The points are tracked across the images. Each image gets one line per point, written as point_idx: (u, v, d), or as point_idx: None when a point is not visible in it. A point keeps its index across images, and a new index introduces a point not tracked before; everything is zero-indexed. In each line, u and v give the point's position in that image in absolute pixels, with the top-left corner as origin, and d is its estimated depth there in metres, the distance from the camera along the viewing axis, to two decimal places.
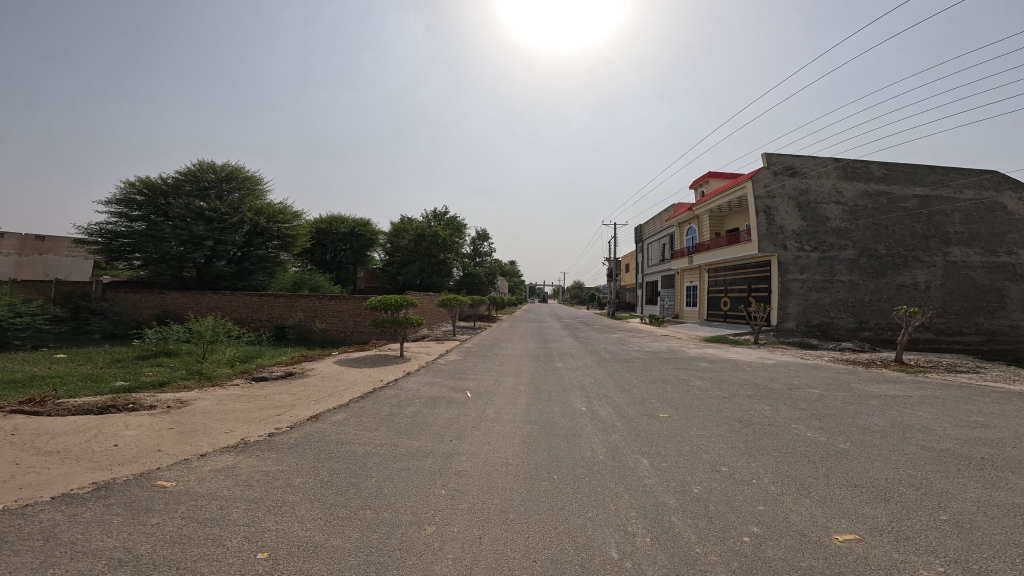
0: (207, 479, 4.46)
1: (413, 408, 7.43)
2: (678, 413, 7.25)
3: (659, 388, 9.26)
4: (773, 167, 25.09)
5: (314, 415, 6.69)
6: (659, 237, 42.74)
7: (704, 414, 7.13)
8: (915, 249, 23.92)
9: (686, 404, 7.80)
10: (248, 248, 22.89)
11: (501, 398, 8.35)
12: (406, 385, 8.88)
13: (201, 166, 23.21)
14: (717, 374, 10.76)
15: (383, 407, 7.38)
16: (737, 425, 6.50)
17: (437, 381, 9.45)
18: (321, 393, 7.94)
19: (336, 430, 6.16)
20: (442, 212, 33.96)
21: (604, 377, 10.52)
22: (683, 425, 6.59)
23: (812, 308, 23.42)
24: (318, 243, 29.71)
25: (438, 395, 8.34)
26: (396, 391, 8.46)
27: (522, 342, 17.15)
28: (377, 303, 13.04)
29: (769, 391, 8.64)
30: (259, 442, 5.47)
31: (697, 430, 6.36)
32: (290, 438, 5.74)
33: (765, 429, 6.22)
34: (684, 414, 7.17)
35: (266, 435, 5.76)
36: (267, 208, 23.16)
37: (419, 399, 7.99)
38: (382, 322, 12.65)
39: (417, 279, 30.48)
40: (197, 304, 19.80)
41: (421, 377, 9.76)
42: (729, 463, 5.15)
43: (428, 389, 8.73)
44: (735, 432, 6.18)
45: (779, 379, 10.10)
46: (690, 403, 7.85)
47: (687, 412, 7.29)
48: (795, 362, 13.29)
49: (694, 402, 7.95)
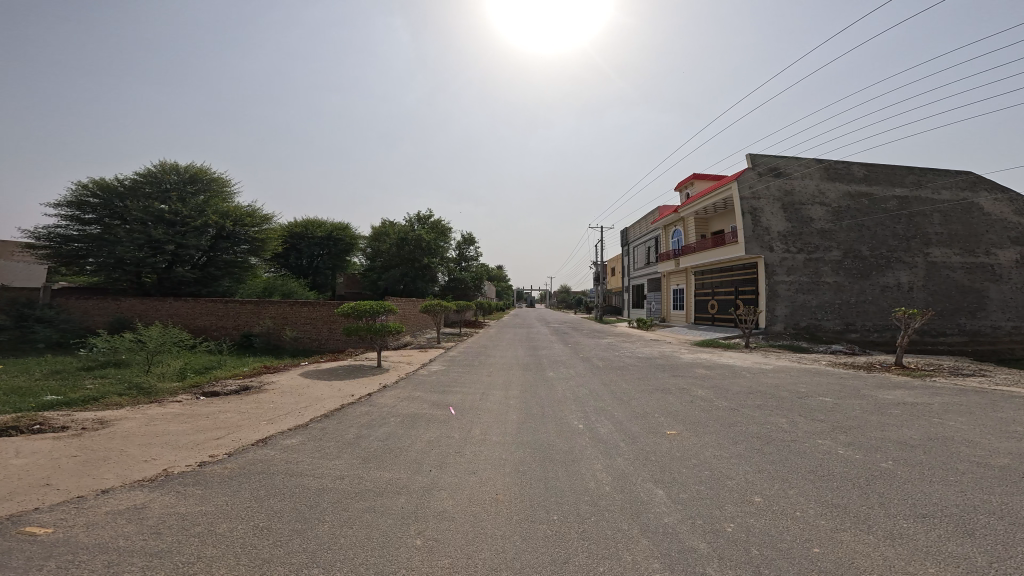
0: (97, 523, 3.46)
1: (386, 429, 6.44)
2: (687, 429, 6.47)
3: (661, 398, 8.53)
4: (758, 168, 25.01)
5: (262, 439, 5.63)
6: (645, 240, 42.52)
7: (716, 430, 6.35)
8: (897, 250, 24.08)
9: (693, 417, 7.04)
10: (213, 253, 21.43)
11: (489, 414, 7.43)
12: (379, 401, 7.85)
13: (162, 166, 21.70)
14: (720, 381, 10.06)
15: (350, 428, 6.37)
16: (757, 442, 5.73)
17: (414, 395, 8.46)
18: (277, 411, 6.86)
19: (287, 457, 5.14)
20: (425, 215, 32.80)
21: (600, 387, 9.73)
22: (696, 445, 5.79)
23: (800, 310, 23.25)
24: (292, 247, 28.31)
25: (415, 412, 7.36)
26: (367, 408, 7.43)
27: (509, 350, 16.28)
28: (349, 308, 11.78)
29: (779, 400, 7.97)
30: (183, 474, 4.42)
31: (713, 450, 5.57)
32: (225, 468, 4.69)
33: (790, 447, 5.47)
34: (694, 430, 6.40)
35: (195, 465, 4.70)
36: (234, 210, 21.74)
37: (393, 417, 7.00)
38: (355, 329, 11.52)
39: (399, 284, 29.24)
40: (156, 312, 18.28)
41: (397, 390, 8.75)
42: (761, 492, 4.37)
43: (405, 405, 7.75)
44: (756, 451, 5.41)
45: (786, 385, 9.47)
46: (698, 416, 7.09)
47: (697, 427, 6.51)
48: (795, 366, 12.78)
49: (702, 415, 7.18)
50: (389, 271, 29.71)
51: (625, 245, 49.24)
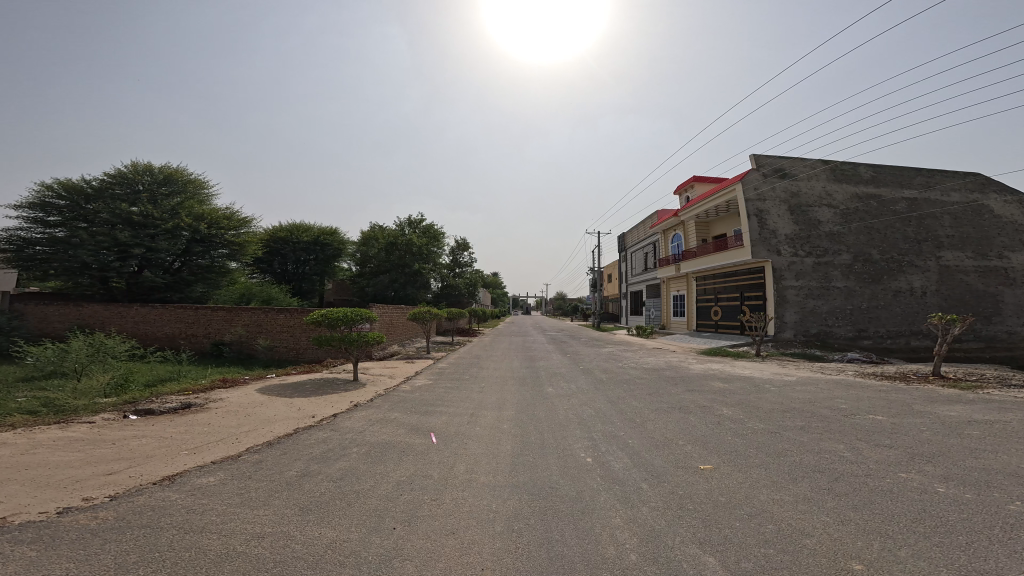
0: None
1: (346, 464, 5.13)
2: (724, 462, 5.20)
3: (680, 418, 7.30)
4: (762, 169, 24.05)
5: (171, 475, 4.34)
6: (643, 246, 41.47)
7: (761, 464, 5.09)
8: (909, 253, 23.10)
9: (727, 446, 5.78)
10: (187, 257, 20.02)
11: (477, 444, 6.12)
12: (343, 425, 6.52)
13: (134, 167, 20.28)
14: (743, 397, 8.79)
15: (297, 461, 5.05)
16: (821, 482, 4.47)
17: (388, 416, 7.14)
18: (209, 437, 5.53)
19: (192, 503, 3.83)
20: (417, 220, 31.55)
21: (608, 407, 8.43)
22: (742, 486, 4.51)
23: (810, 317, 22.13)
24: (277, 253, 26.94)
25: (387, 439, 6.04)
26: (327, 434, 6.09)
27: (503, 361, 14.94)
28: (318, 316, 10.28)
29: (822, 421, 6.72)
30: (21, 530, 3.23)
31: (768, 494, 4.30)
32: (93, 519, 3.46)
33: (869, 489, 4.22)
34: (732, 463, 5.13)
35: (52, 513, 3.50)
36: (209, 213, 20.38)
37: (358, 446, 5.69)
38: (326, 340, 10.07)
39: (389, 291, 27.89)
40: (121, 319, 16.82)
41: (368, 410, 7.42)
42: (851, 554, 3.15)
43: (376, 429, 6.42)
44: (824, 496, 4.16)
45: (822, 401, 8.22)
46: (733, 444, 5.82)
47: (736, 460, 5.24)
48: (819, 377, 11.55)
49: (737, 441, 5.93)
50: (379, 277, 28.32)
51: (622, 250, 48.15)
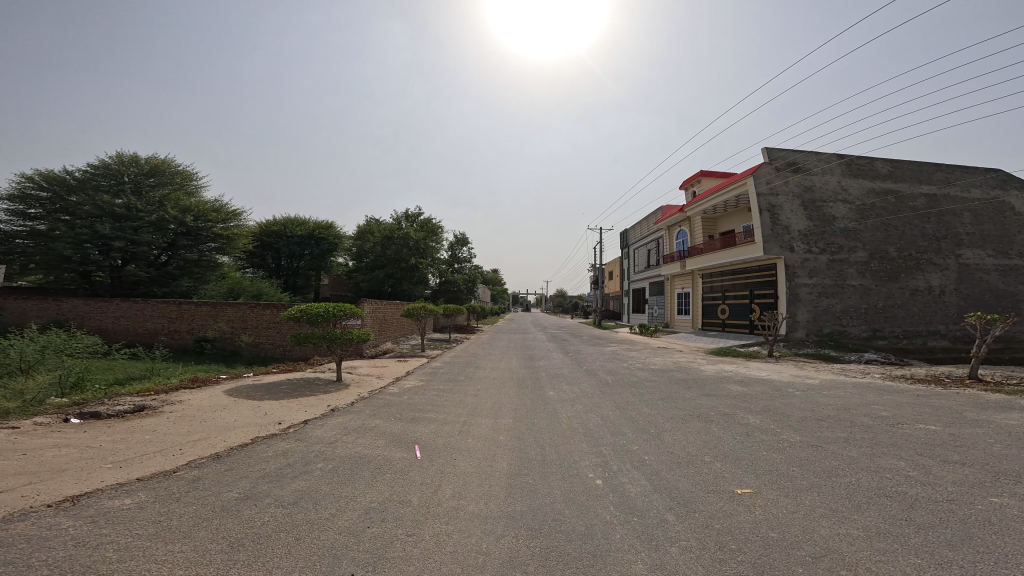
0: None
1: (307, 484, 4.31)
2: (766, 485, 4.35)
3: (699, 428, 6.47)
4: (774, 162, 23.08)
5: (74, 495, 3.69)
6: (646, 242, 40.48)
7: (809, 489, 4.24)
8: (927, 251, 22.14)
9: (763, 463, 4.94)
10: (173, 251, 19.15)
11: (469, 458, 5.28)
12: (317, 434, 5.69)
13: (118, 158, 19.36)
14: (767, 404, 7.91)
15: (244, 481, 4.26)
16: (894, 512, 3.63)
17: (368, 424, 6.31)
18: (143, 449, 4.87)
19: (85, 535, 3.20)
20: (415, 213, 30.58)
21: (617, 414, 7.57)
22: (794, 518, 3.67)
23: (823, 316, 21.20)
24: (270, 248, 26.05)
25: (364, 452, 5.21)
26: (295, 445, 5.26)
27: (501, 360, 14.08)
28: (296, 312, 9.26)
29: (866, 432, 5.86)
30: None
31: (831, 528, 3.50)
32: None
33: (961, 520, 3.42)
34: (776, 488, 4.28)
35: None
36: (196, 205, 19.43)
37: (329, 461, 4.87)
38: (304, 338, 9.07)
39: (385, 287, 27.00)
40: (101, 314, 15.96)
41: (348, 416, 6.59)
42: None
43: (354, 440, 5.59)
44: (905, 531, 3.34)
45: (856, 408, 7.38)
46: (770, 462, 4.99)
47: (779, 483, 4.40)
48: (842, 380, 10.64)
49: (774, 459, 5.09)
50: (375, 272, 27.41)
51: (625, 247, 47.17)
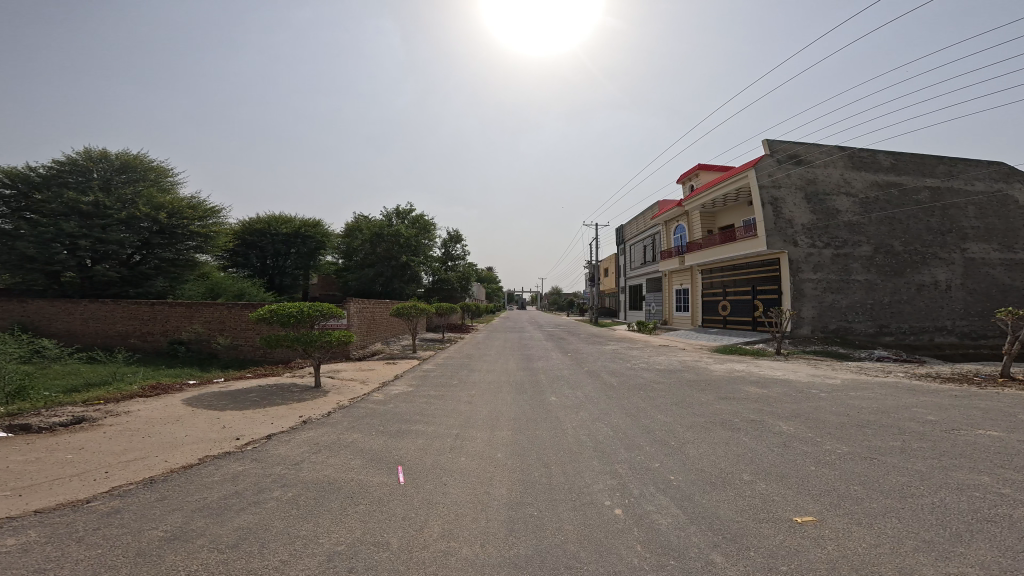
0: None
1: (256, 519, 3.44)
2: (829, 511, 3.77)
3: (726, 438, 5.69)
4: (776, 155, 22.43)
5: None
6: (643, 239, 39.81)
7: (886, 516, 3.62)
8: (932, 245, 21.61)
9: (817, 481, 4.32)
10: (147, 250, 17.96)
11: (466, 487, 4.46)
12: (280, 452, 4.80)
13: (87, 153, 18.20)
14: (794, 408, 7.14)
15: (175, 515, 3.39)
16: (1011, 545, 3.05)
17: (345, 438, 5.44)
18: (58, 473, 4.02)
19: None
20: (405, 209, 29.59)
21: (629, 423, 6.74)
22: (883, 554, 3.09)
23: (828, 312, 20.58)
24: (254, 247, 24.88)
25: (335, 476, 4.33)
26: (250, 467, 4.36)
27: (497, 361, 13.18)
28: (264, 312, 8.23)
29: (923, 443, 5.11)
30: None
31: (935, 568, 2.87)
32: None
33: None
34: (842, 514, 3.69)
35: None
36: (170, 201, 18.26)
37: (289, 488, 3.98)
38: (275, 341, 8.13)
39: (375, 286, 26.00)
40: (67, 317, 14.83)
41: (322, 429, 5.71)
42: None
43: (324, 460, 4.70)
44: None
45: (895, 412, 6.68)
46: (824, 481, 4.33)
47: (844, 506, 3.82)
48: (863, 379, 9.90)
49: (828, 477, 4.41)
50: (364, 270, 26.40)
51: (620, 244, 46.51)
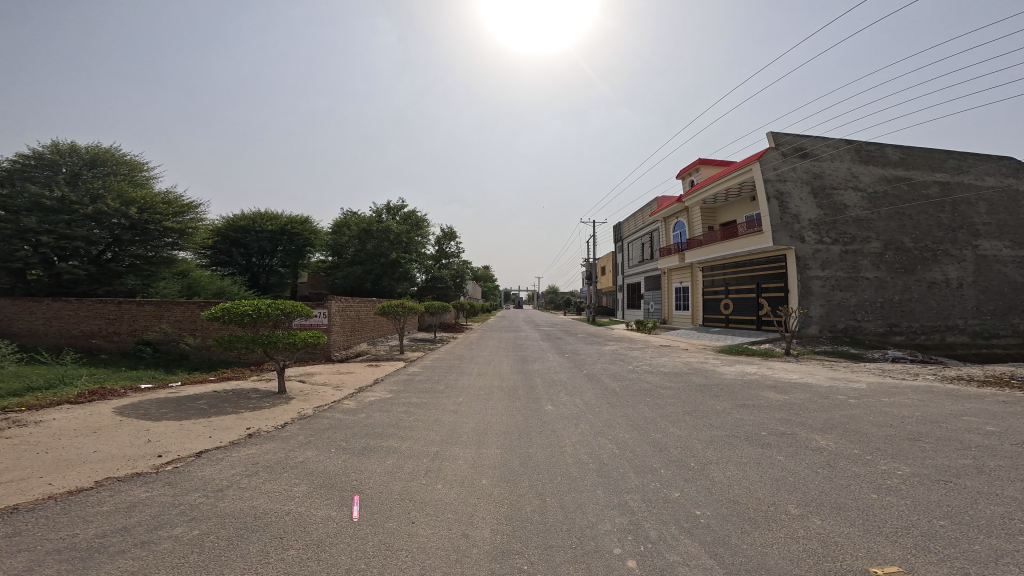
0: None
1: (137, 561, 2.86)
2: (916, 557, 2.91)
3: (751, 458, 4.84)
4: (781, 148, 21.60)
5: None
6: (641, 236, 38.95)
7: (999, 564, 2.79)
8: (943, 241, 20.84)
9: (884, 516, 3.49)
10: (117, 247, 16.78)
11: (453, 524, 3.63)
12: (204, 474, 4.13)
13: (54, 147, 17.14)
14: (824, 419, 6.27)
15: (16, 558, 2.84)
16: None
17: (294, 457, 4.66)
18: None
19: None
20: (396, 205, 28.60)
21: (636, 436, 5.88)
22: None
23: (837, 311, 19.76)
24: (237, 244, 23.80)
25: (266, 508, 3.64)
26: (158, 495, 3.73)
27: (489, 363, 12.22)
28: (216, 311, 7.19)
29: (998, 463, 4.33)
30: None
31: None
32: None
33: None
34: (937, 563, 2.85)
35: None
36: (142, 197, 17.15)
37: (198, 524, 3.36)
38: (228, 343, 7.16)
39: (363, 284, 25.01)
40: (26, 316, 13.76)
41: (269, 445, 4.96)
42: None
43: (257, 486, 4.00)
44: None
45: (940, 423, 5.84)
46: (894, 514, 3.52)
47: (937, 550, 2.99)
48: (890, 383, 9.01)
49: (897, 508, 3.62)
50: (352, 267, 25.38)
51: (619, 242, 45.58)
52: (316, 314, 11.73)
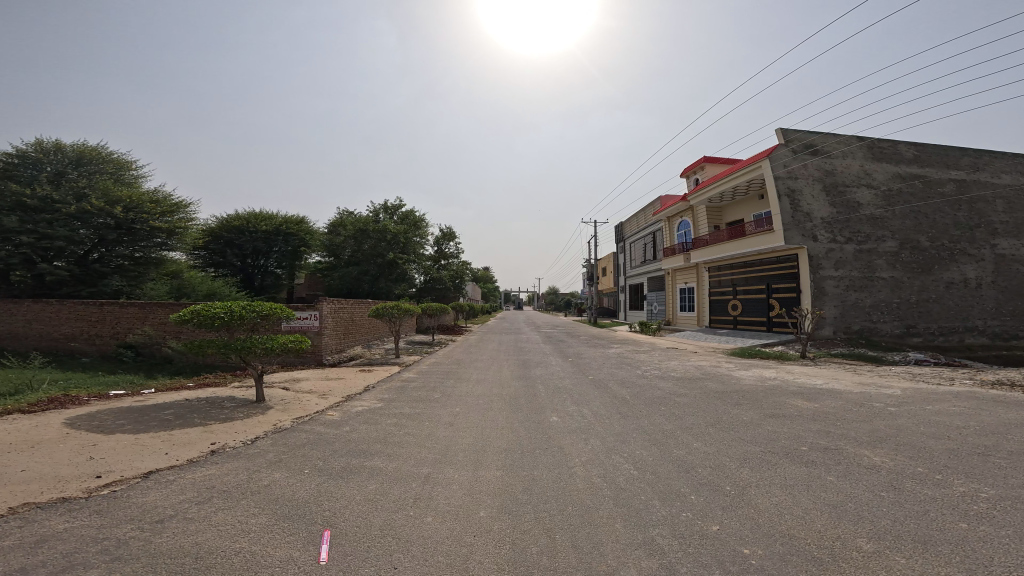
0: None
1: None
2: None
3: (796, 483, 4.15)
4: (791, 144, 20.84)
5: None
6: (644, 237, 38.24)
7: None
8: (960, 240, 20.08)
9: (986, 552, 2.89)
10: (104, 248, 16.16)
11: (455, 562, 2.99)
12: (144, 501, 3.45)
13: (38, 145, 16.54)
14: (868, 431, 5.56)
15: None
16: None
17: (258, 481, 4.03)
18: None
19: None
20: (393, 205, 27.92)
21: (658, 453, 5.18)
22: None
23: (851, 312, 19.04)
24: (231, 245, 23.15)
25: (215, 546, 2.93)
26: (79, 526, 3.02)
27: (489, 368, 11.53)
28: (186, 313, 6.39)
29: None
30: None
31: None
32: None
33: None
34: None
35: None
36: (129, 196, 16.49)
37: (127, 565, 2.66)
38: (198, 349, 6.38)
39: (360, 285, 24.35)
40: (6, 318, 13.12)
41: (231, 465, 4.32)
42: None
43: (207, 516, 3.31)
44: None
45: (1004, 437, 5.12)
46: (997, 549, 2.93)
47: None
48: (926, 389, 8.25)
49: (998, 542, 3.00)
50: (348, 268, 24.74)
51: (621, 242, 44.87)
52: (306, 315, 11.04)
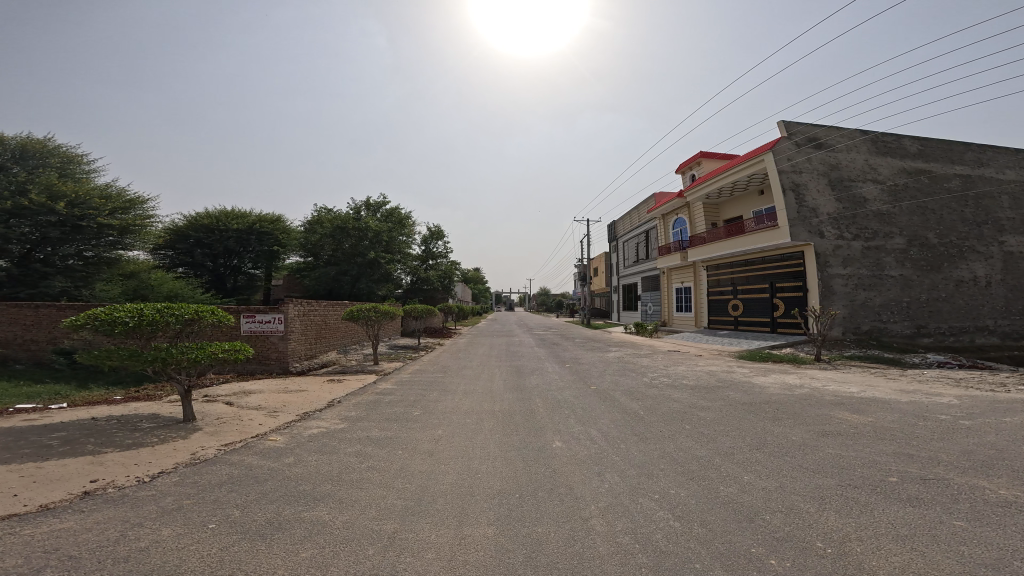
0: None
1: None
2: None
3: (905, 537, 2.97)
4: (794, 137, 19.95)
5: None
6: (639, 236, 37.22)
7: None
8: (969, 237, 19.33)
9: None
10: (48, 247, 14.53)
11: None
12: None
13: None
14: (959, 453, 4.39)
15: None
16: None
17: (131, 543, 2.99)
18: None
19: None
20: (376, 202, 26.51)
21: (701, 490, 3.97)
22: None
23: (861, 312, 18.13)
24: (200, 245, 21.47)
25: None
26: None
27: (477, 376, 10.25)
28: (83, 318, 5.02)
29: None
30: None
31: None
32: None
33: None
34: None
35: None
36: (76, 191, 14.85)
37: None
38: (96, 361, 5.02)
39: (341, 287, 22.80)
40: None
41: (102, 516, 3.34)
42: None
43: None
44: None
45: None
46: None
47: None
48: (982, 397, 7.16)
49: None
50: (328, 269, 23.17)
51: (614, 243, 43.87)
52: (269, 318, 9.63)
